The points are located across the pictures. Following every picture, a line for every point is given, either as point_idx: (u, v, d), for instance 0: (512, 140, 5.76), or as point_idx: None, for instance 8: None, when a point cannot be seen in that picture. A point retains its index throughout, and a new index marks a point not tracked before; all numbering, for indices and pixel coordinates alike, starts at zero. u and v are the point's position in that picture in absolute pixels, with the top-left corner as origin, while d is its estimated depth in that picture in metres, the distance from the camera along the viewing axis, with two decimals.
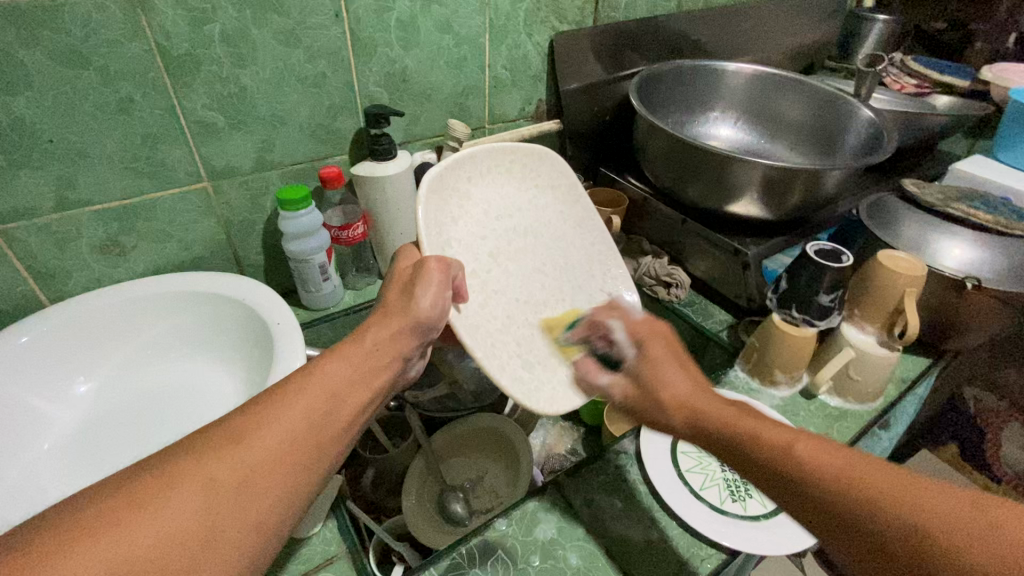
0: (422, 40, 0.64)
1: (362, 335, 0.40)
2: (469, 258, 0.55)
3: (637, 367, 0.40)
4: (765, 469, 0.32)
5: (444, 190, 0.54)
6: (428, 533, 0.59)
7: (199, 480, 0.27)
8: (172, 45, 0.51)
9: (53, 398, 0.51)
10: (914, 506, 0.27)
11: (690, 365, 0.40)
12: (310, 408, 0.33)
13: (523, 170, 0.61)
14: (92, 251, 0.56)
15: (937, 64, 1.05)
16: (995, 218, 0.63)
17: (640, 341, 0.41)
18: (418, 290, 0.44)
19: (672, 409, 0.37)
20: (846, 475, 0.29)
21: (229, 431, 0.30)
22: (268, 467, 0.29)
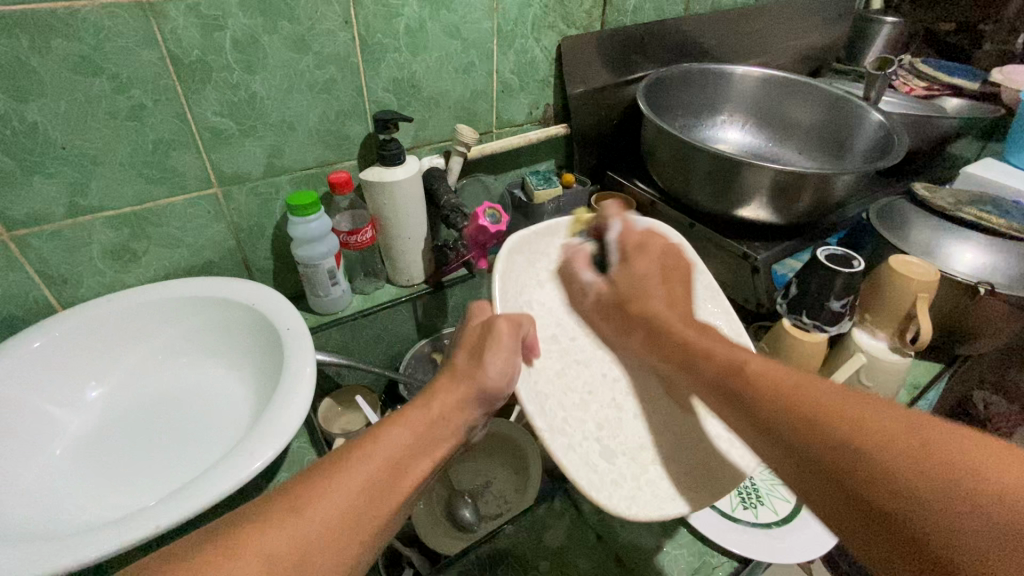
0: (430, 45, 0.64)
1: (429, 402, 0.42)
2: (551, 323, 0.55)
3: (617, 275, 0.49)
4: (749, 401, 0.33)
5: (533, 253, 0.54)
6: (437, 539, 0.58)
7: (281, 536, 0.29)
8: (184, 52, 0.51)
9: (65, 404, 0.51)
10: (878, 433, 0.28)
11: (669, 281, 0.49)
12: (376, 473, 0.35)
13: (626, 258, 0.58)
14: (104, 257, 0.57)
15: (946, 67, 1.05)
16: (1007, 222, 0.63)
17: (626, 252, 0.50)
18: (486, 356, 0.43)
19: (656, 339, 0.43)
20: (864, 425, 0.29)
21: (304, 491, 0.32)
22: (326, 538, 0.31)
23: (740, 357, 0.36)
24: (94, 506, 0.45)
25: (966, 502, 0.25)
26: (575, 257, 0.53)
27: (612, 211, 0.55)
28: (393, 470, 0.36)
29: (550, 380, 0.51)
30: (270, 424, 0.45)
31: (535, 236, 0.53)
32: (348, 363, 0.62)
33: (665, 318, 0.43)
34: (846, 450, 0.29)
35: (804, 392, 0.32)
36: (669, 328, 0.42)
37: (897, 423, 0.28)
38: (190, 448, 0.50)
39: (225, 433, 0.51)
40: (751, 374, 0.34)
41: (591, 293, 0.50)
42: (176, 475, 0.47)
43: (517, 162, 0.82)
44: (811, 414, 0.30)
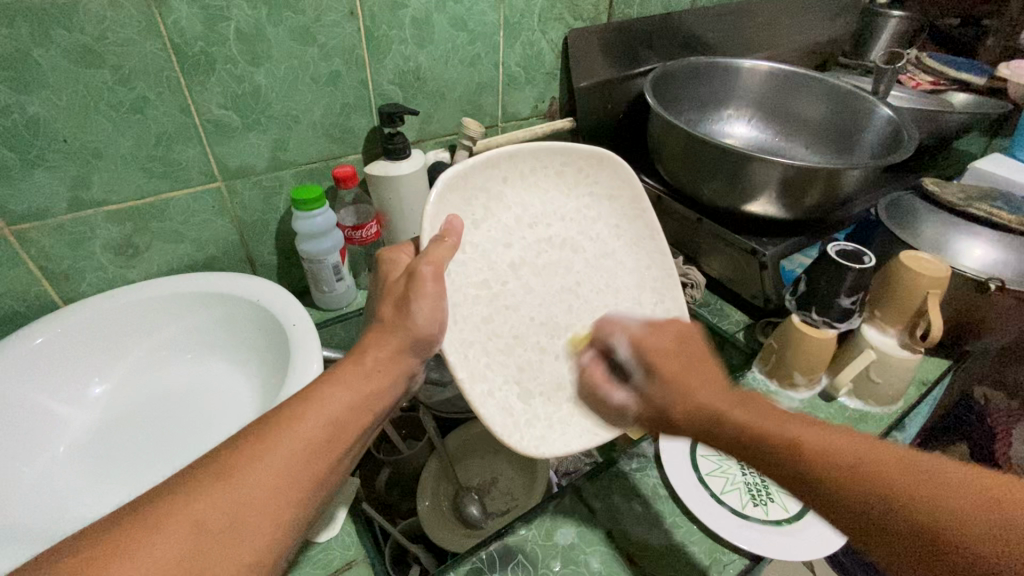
0: (437, 37, 0.63)
1: (363, 353, 0.41)
2: (484, 266, 0.50)
3: (649, 389, 0.39)
4: (826, 495, 0.30)
5: (470, 191, 0.49)
6: (442, 535, 0.58)
7: (190, 519, 0.28)
8: (186, 43, 0.50)
9: (68, 400, 0.51)
10: (973, 513, 0.27)
11: (706, 362, 0.39)
12: (306, 441, 0.34)
13: (574, 175, 0.55)
14: (106, 252, 0.56)
15: (952, 62, 1.04)
16: (1019, 217, 0.63)
17: (650, 364, 0.40)
18: (412, 303, 0.42)
19: (727, 433, 0.34)
20: (912, 472, 0.29)
21: (224, 464, 0.31)
22: (261, 506, 0.30)
23: (789, 429, 0.32)
24: (98, 504, 0.44)
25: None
26: (592, 375, 0.47)
27: (610, 321, 0.46)
28: (332, 429, 0.35)
29: (475, 326, 0.49)
30: None
31: (475, 171, 0.49)
32: (353, 359, 0.61)
33: (710, 403, 0.35)
34: (936, 531, 0.27)
35: (862, 470, 0.30)
36: (713, 411, 0.35)
37: (1018, 499, 0.27)
38: (195, 445, 0.49)
39: (230, 430, 0.51)
40: (802, 448, 0.31)
41: (627, 413, 0.43)
42: (181, 472, 0.47)
43: None
44: (911, 492, 0.28)
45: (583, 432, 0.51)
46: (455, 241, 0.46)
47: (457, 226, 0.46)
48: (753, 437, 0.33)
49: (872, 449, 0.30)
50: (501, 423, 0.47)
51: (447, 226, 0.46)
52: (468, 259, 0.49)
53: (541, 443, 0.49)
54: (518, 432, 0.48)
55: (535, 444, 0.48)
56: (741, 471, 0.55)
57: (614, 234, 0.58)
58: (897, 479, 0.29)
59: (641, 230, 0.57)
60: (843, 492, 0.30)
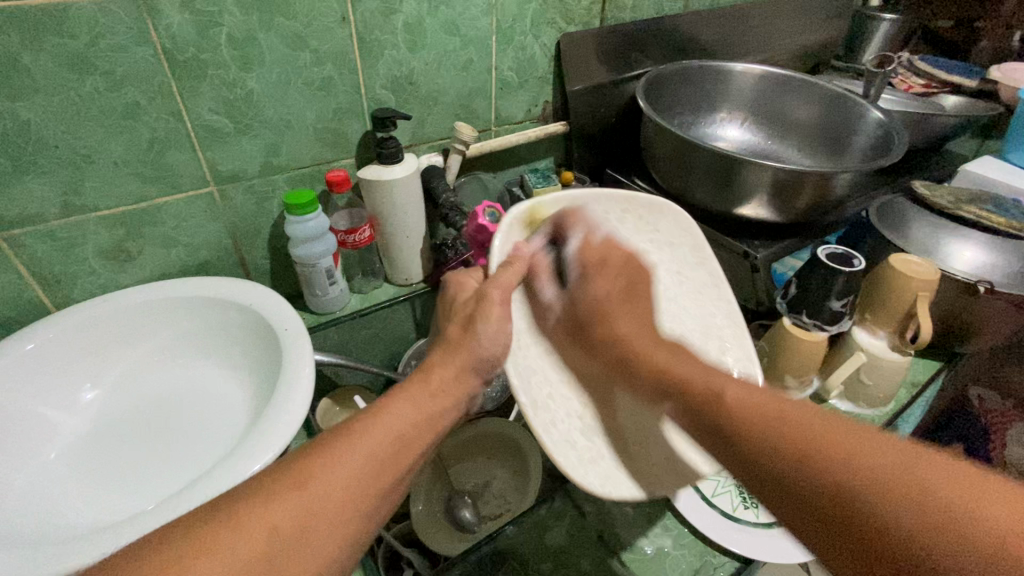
0: (429, 42, 0.64)
1: (429, 372, 0.41)
2: (551, 299, 0.51)
3: (576, 294, 0.48)
4: (740, 438, 0.31)
5: (537, 229, 0.52)
6: (437, 539, 0.57)
7: (267, 521, 0.29)
8: (178, 48, 0.50)
9: (61, 406, 0.51)
10: (865, 465, 0.27)
11: (631, 300, 0.47)
12: (375, 449, 0.34)
13: (636, 219, 0.56)
14: (98, 257, 0.56)
15: (944, 64, 1.04)
16: (1007, 220, 0.63)
17: (587, 264, 0.49)
18: (480, 324, 0.43)
19: (667, 398, 0.37)
20: (853, 450, 0.27)
21: (296, 471, 0.31)
22: (332, 509, 0.31)
23: (721, 387, 0.34)
24: (90, 509, 0.44)
25: (957, 531, 0.24)
26: (535, 262, 0.49)
27: (573, 214, 0.50)
28: (399, 444, 0.36)
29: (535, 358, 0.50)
30: (267, 428, 0.44)
31: (540, 210, 0.51)
32: (346, 363, 0.61)
33: (661, 362, 0.39)
34: (858, 507, 0.26)
35: (773, 418, 0.31)
36: (664, 367, 0.38)
37: (913, 459, 0.26)
38: (188, 450, 0.49)
39: (222, 436, 0.51)
40: (725, 400, 0.33)
41: (554, 309, 0.50)
42: (172, 478, 0.47)
43: (516, 161, 0.81)
44: (839, 471, 0.27)
45: (658, 466, 0.47)
46: (523, 267, 0.47)
47: (519, 255, 0.48)
48: (695, 390, 0.35)
49: (804, 412, 0.31)
50: (564, 454, 0.45)
51: (512, 254, 0.48)
52: (532, 290, 0.51)
53: (607, 481, 0.45)
54: (581, 466, 0.45)
55: (601, 483, 0.45)
56: None
57: (678, 280, 0.57)
58: (792, 433, 0.30)
59: (706, 277, 0.56)
60: (768, 445, 0.30)
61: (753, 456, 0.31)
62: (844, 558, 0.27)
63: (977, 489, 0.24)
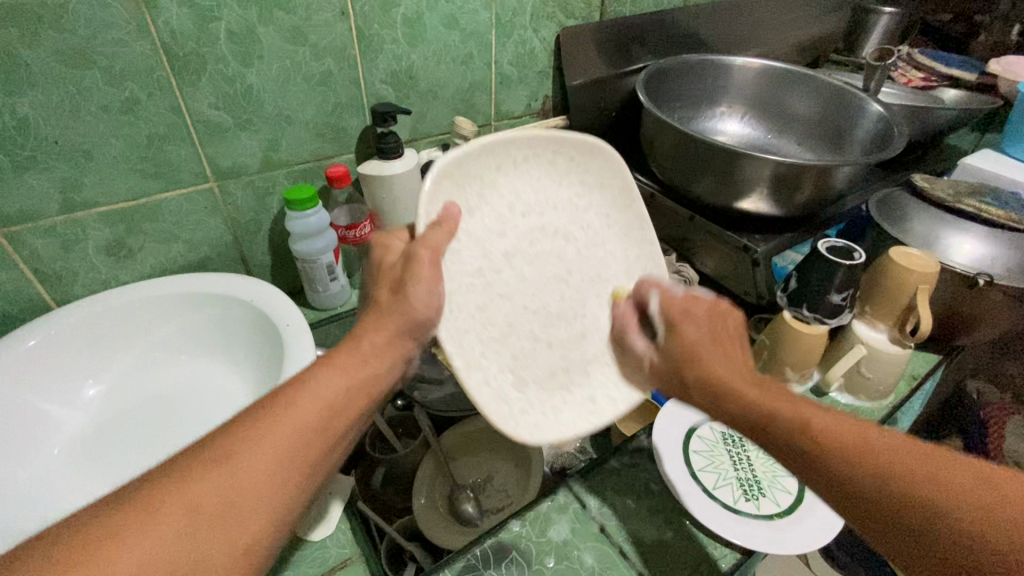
0: (428, 36, 0.63)
1: (358, 339, 0.39)
2: (478, 255, 0.45)
3: (666, 345, 0.44)
4: (812, 462, 0.33)
5: (464, 177, 0.44)
6: (437, 532, 0.59)
7: (179, 507, 0.29)
8: (177, 43, 0.50)
9: (62, 402, 0.51)
10: (945, 486, 0.30)
11: (727, 347, 0.42)
12: (306, 423, 0.34)
13: (568, 162, 0.49)
14: (99, 253, 0.56)
15: (944, 58, 1.04)
16: (1006, 213, 0.63)
17: (674, 323, 0.44)
18: (410, 286, 0.40)
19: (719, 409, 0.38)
20: (910, 459, 0.31)
21: (214, 455, 0.31)
22: (256, 486, 0.31)
23: (782, 409, 0.35)
24: None
25: (998, 526, 0.28)
26: (620, 320, 0.50)
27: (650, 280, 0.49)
28: (325, 416, 0.35)
29: (470, 315, 0.44)
30: None
31: (468, 155, 0.43)
32: None
33: (721, 377, 0.39)
34: (919, 509, 0.30)
35: (856, 447, 0.32)
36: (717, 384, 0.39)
37: (974, 476, 0.30)
38: (190, 445, 0.49)
39: None
40: (804, 429, 0.34)
41: (644, 361, 0.48)
42: None
43: None
44: (896, 474, 0.31)
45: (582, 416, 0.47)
46: (453, 226, 0.41)
47: (454, 212, 0.42)
48: (763, 414, 0.36)
49: (869, 426, 0.33)
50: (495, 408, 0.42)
51: (444, 212, 0.42)
52: (461, 246, 0.44)
53: (536, 433, 0.44)
54: (513, 421, 0.43)
55: (529, 433, 0.43)
56: (733, 467, 0.56)
57: (607, 224, 0.52)
58: (871, 459, 0.32)
59: (632, 219, 0.52)
60: (842, 470, 0.32)
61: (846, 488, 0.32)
62: (895, 543, 0.31)
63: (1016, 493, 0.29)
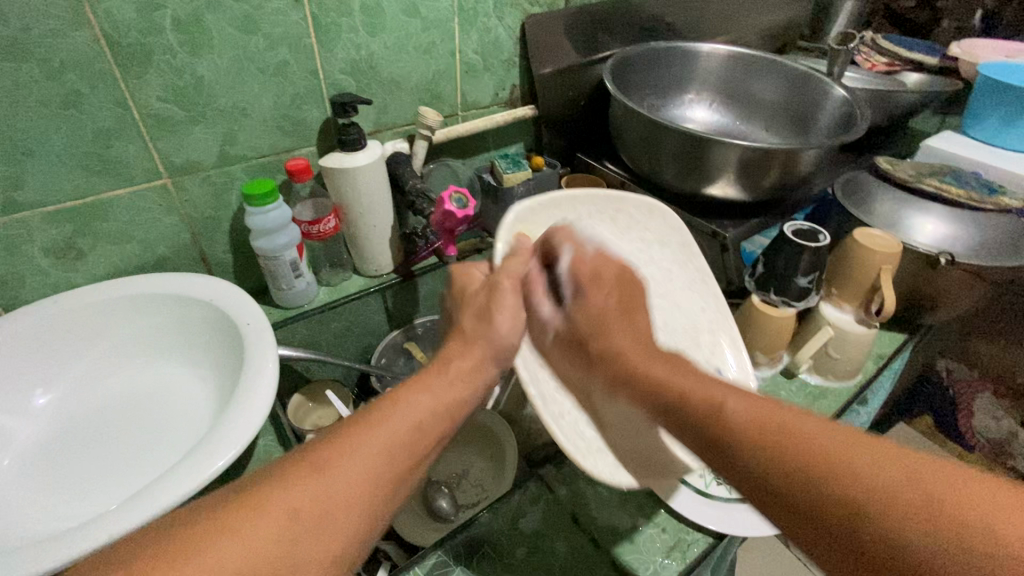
0: (389, 24, 0.62)
1: (448, 360, 0.41)
2: (550, 299, 0.51)
3: (573, 312, 0.46)
4: (737, 455, 0.30)
5: (534, 227, 0.51)
6: (414, 530, 0.57)
7: (281, 509, 0.28)
8: (119, 33, 0.48)
9: (10, 412, 0.48)
10: (878, 478, 0.26)
11: (631, 312, 0.45)
12: (394, 437, 0.33)
13: (629, 219, 0.56)
14: (46, 255, 0.53)
15: (905, 42, 1.06)
16: (966, 192, 0.64)
17: (580, 285, 0.46)
18: (495, 315, 0.43)
19: (606, 361, 0.41)
20: (789, 426, 0.29)
21: (311, 459, 0.31)
22: (349, 499, 0.30)
23: (705, 391, 0.33)
24: (46, 516, 0.42)
25: (860, 479, 0.26)
26: (531, 283, 0.47)
27: (563, 229, 0.48)
28: (418, 428, 0.35)
29: (543, 355, 0.50)
30: (229, 425, 0.43)
31: (539, 207, 0.51)
32: (315, 357, 0.59)
33: (621, 346, 0.41)
34: (836, 466, 0.27)
35: (789, 429, 0.29)
36: (633, 368, 0.38)
37: (860, 453, 0.27)
38: (152, 450, 0.48)
39: (187, 434, 0.49)
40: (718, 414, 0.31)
41: (550, 329, 0.47)
42: (135, 480, 0.45)
43: (485, 146, 0.80)
44: (778, 438, 0.29)
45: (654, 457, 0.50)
46: (527, 260, 0.47)
47: (525, 246, 0.48)
48: (700, 402, 0.33)
49: (758, 404, 0.31)
50: (574, 445, 0.47)
51: (517, 245, 0.48)
52: (535, 290, 0.50)
53: (616, 470, 0.48)
54: (590, 458, 0.47)
55: (609, 472, 0.48)
56: None
57: (669, 276, 0.58)
58: (783, 431, 0.29)
59: (694, 274, 0.58)
60: (752, 463, 0.29)
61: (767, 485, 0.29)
62: (822, 547, 0.27)
63: (969, 492, 0.25)
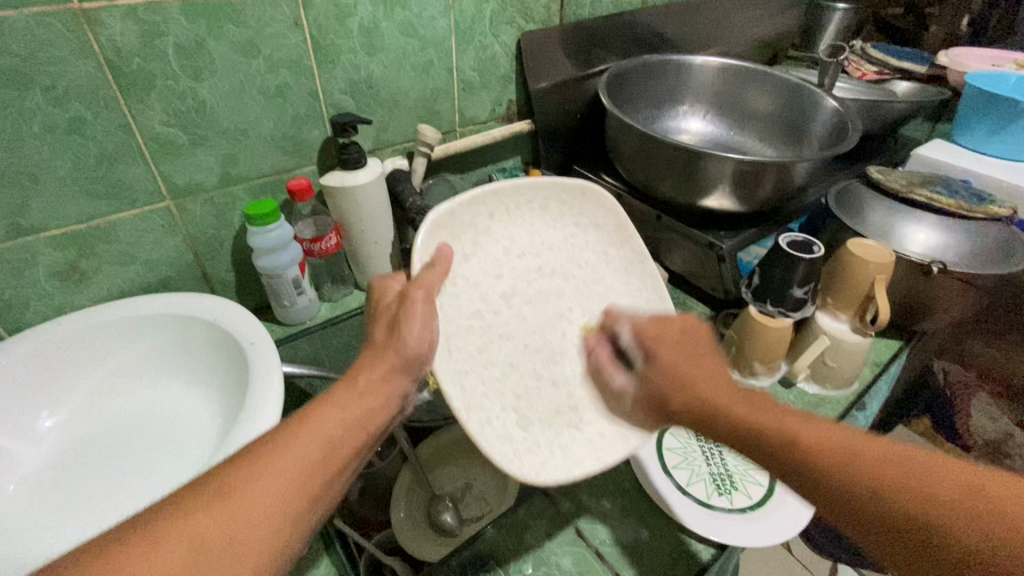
0: (387, 44, 0.63)
1: (357, 374, 0.40)
2: (477, 300, 0.49)
3: (644, 372, 0.45)
4: (806, 472, 0.34)
5: (458, 226, 0.49)
6: (418, 546, 0.57)
7: (185, 535, 0.28)
8: (122, 59, 0.48)
9: (16, 436, 0.49)
10: (937, 485, 0.30)
11: (704, 357, 0.43)
12: (306, 458, 0.34)
13: (561, 207, 0.54)
14: (51, 278, 0.54)
15: (894, 50, 1.07)
16: (957, 202, 0.65)
17: (648, 350, 0.45)
18: (403, 326, 0.42)
19: (674, 414, 0.42)
20: (833, 443, 0.33)
21: (219, 486, 0.31)
22: (258, 521, 0.30)
23: (788, 425, 0.36)
24: (55, 541, 0.42)
25: (901, 487, 0.31)
26: (597, 355, 0.51)
27: (614, 311, 0.52)
28: (328, 448, 0.35)
29: (470, 356, 0.47)
30: (237, 446, 0.43)
31: (464, 207, 0.49)
32: (320, 374, 0.60)
33: (708, 395, 0.40)
34: (877, 487, 0.31)
35: (829, 444, 0.33)
36: (714, 406, 0.39)
37: (908, 463, 0.31)
38: (155, 474, 0.48)
39: (189, 457, 0.50)
40: (793, 442, 0.35)
41: (627, 399, 0.49)
42: (143, 503, 0.46)
43: (482, 161, 0.81)
44: (831, 456, 0.33)
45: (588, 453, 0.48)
46: (445, 269, 0.46)
47: (447, 254, 0.46)
48: (766, 425, 0.36)
49: (818, 423, 0.35)
50: (495, 443, 0.45)
51: (437, 254, 0.46)
52: (458, 292, 0.48)
53: (542, 469, 0.45)
54: (518, 458, 0.45)
55: (535, 471, 0.45)
56: (706, 462, 0.56)
57: (603, 261, 0.56)
58: (839, 450, 0.33)
59: (631, 256, 0.56)
60: (846, 488, 0.32)
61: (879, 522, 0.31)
62: (888, 549, 0.31)
63: (1002, 486, 0.29)
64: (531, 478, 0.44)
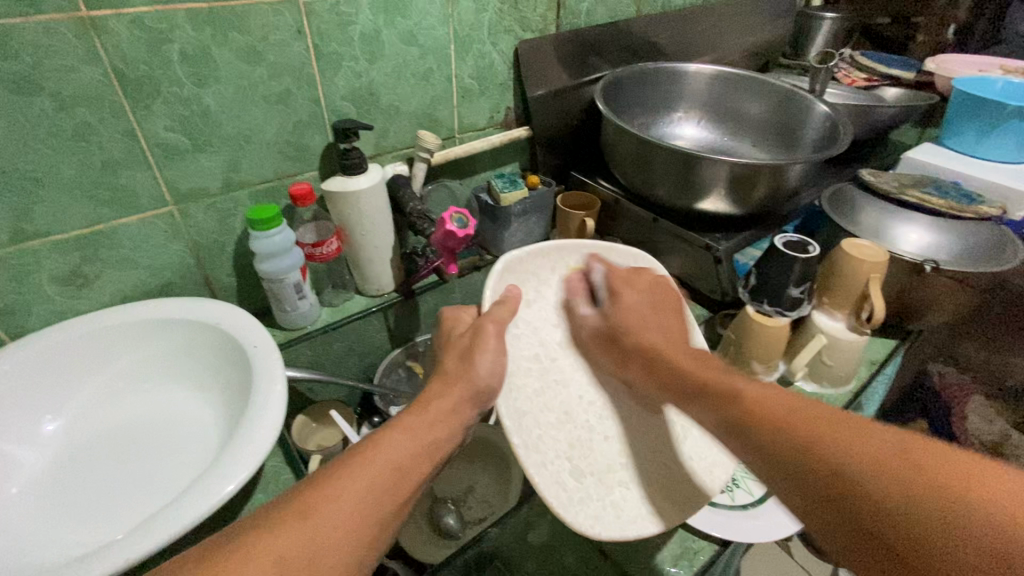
0: (387, 52, 0.64)
1: (428, 403, 0.45)
2: (536, 342, 0.54)
3: (608, 310, 0.53)
4: (758, 438, 0.35)
5: (523, 274, 0.55)
6: (421, 548, 0.57)
7: (271, 555, 0.30)
8: (128, 66, 0.49)
9: (19, 440, 0.49)
10: (889, 462, 0.30)
11: (659, 309, 0.52)
12: (377, 478, 0.37)
13: None
14: (55, 284, 0.54)
15: (883, 58, 1.10)
16: (947, 202, 0.67)
17: (614, 287, 0.54)
18: (477, 356, 0.47)
19: (657, 362, 0.46)
20: (785, 419, 0.35)
21: (303, 504, 0.34)
22: (337, 542, 0.33)
23: (745, 391, 0.38)
24: (57, 544, 0.42)
25: (836, 458, 0.31)
26: (569, 286, 0.57)
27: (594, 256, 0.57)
28: (398, 473, 0.38)
29: (529, 397, 0.51)
30: (242, 448, 0.43)
31: (531, 256, 0.55)
32: (321, 378, 0.60)
33: (654, 342, 0.48)
34: (821, 451, 0.32)
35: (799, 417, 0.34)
36: (659, 350, 0.47)
37: (839, 434, 0.32)
38: (159, 476, 0.48)
39: (193, 461, 0.50)
40: (749, 402, 0.37)
41: (590, 322, 0.54)
42: (147, 506, 0.46)
43: (481, 167, 0.82)
44: (783, 424, 0.34)
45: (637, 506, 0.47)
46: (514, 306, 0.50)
47: (515, 294, 0.52)
48: (745, 395, 0.38)
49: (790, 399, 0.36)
50: (556, 494, 0.45)
51: (508, 293, 0.52)
52: (520, 332, 0.53)
53: (596, 522, 0.45)
54: (571, 507, 0.45)
55: (591, 523, 0.45)
56: None
57: None
58: (798, 423, 0.34)
59: None
60: (795, 459, 0.33)
61: (821, 488, 0.31)
62: (827, 521, 0.31)
63: (947, 465, 0.29)
64: (587, 531, 0.44)
